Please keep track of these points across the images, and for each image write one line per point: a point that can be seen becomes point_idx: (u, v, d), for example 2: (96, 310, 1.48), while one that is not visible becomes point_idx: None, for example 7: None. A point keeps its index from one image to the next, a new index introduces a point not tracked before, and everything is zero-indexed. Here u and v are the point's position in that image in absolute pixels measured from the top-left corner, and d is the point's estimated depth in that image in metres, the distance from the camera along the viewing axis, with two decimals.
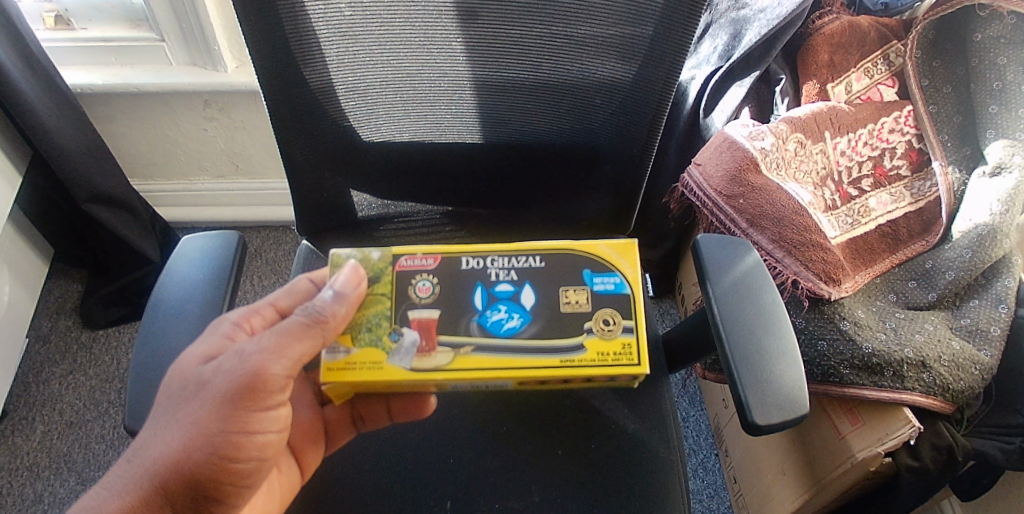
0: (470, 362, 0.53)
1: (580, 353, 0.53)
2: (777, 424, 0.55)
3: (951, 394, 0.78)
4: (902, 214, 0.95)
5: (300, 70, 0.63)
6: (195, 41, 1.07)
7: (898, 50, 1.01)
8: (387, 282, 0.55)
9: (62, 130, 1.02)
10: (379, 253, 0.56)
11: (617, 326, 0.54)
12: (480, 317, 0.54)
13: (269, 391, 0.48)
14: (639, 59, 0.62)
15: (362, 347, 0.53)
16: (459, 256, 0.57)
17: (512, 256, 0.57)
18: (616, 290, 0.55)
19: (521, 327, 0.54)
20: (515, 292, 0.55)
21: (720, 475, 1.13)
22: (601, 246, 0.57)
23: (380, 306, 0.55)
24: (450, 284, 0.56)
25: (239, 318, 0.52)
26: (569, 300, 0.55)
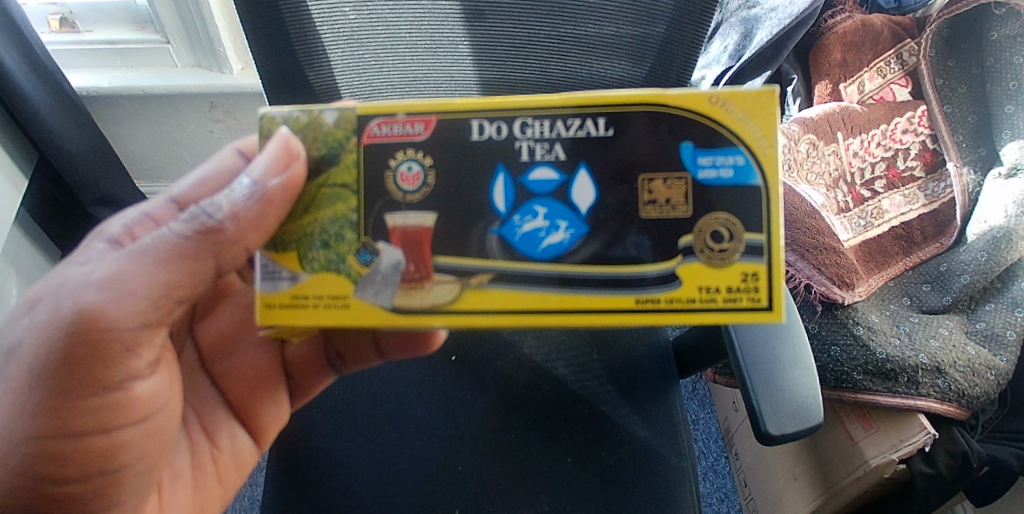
0: (481, 300, 0.41)
1: (673, 290, 0.40)
2: (791, 434, 0.55)
3: (966, 400, 0.77)
4: (916, 216, 0.94)
5: (303, 72, 0.62)
6: (201, 42, 1.08)
7: (911, 49, 0.99)
8: (348, 173, 0.41)
9: (69, 131, 1.02)
10: (335, 116, 0.41)
11: (734, 245, 0.40)
12: (504, 227, 0.41)
13: (108, 358, 0.42)
14: (651, 60, 0.60)
15: (314, 272, 0.42)
16: (467, 118, 0.41)
17: (553, 120, 0.40)
18: (737, 178, 0.39)
19: (571, 243, 0.41)
20: (562, 183, 0.40)
21: (730, 478, 1.12)
22: (713, 98, 0.39)
23: (342, 206, 0.41)
24: (459, 164, 0.41)
25: (119, 232, 0.45)
26: (654, 198, 0.40)
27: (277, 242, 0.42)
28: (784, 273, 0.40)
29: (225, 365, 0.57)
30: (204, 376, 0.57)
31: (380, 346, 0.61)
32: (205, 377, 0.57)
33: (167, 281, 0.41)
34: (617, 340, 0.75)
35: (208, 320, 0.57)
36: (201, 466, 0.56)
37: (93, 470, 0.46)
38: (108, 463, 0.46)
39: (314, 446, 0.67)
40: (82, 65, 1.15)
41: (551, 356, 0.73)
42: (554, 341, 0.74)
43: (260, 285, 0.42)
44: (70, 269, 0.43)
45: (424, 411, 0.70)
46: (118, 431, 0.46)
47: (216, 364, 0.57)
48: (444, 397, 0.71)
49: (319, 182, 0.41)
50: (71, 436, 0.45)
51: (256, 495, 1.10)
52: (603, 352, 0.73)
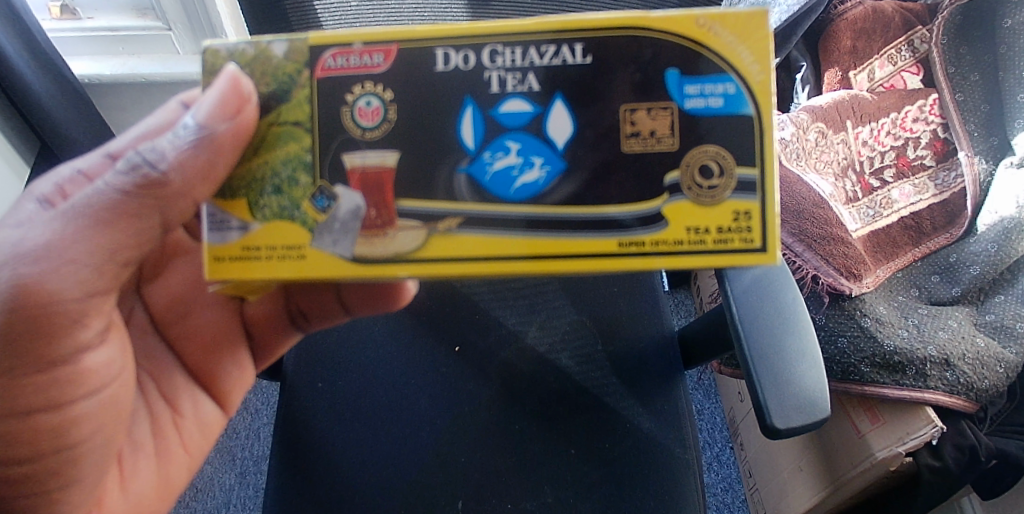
0: (447, 246, 0.40)
1: (660, 231, 0.39)
2: (798, 428, 0.55)
3: (975, 394, 0.75)
4: (925, 206, 0.93)
5: None
6: (202, 29, 1.08)
7: (922, 36, 0.98)
8: (305, 110, 0.40)
9: (71, 118, 1.03)
10: (285, 48, 0.40)
11: (727, 181, 0.39)
12: (473, 165, 0.40)
13: (52, 331, 0.42)
14: None
15: (267, 220, 0.40)
16: (432, 47, 0.39)
17: (520, 47, 0.39)
18: (727, 106, 0.38)
19: (547, 182, 0.39)
20: (535, 115, 0.39)
21: (734, 469, 1.11)
22: (699, 20, 0.38)
23: (296, 143, 0.40)
24: (421, 100, 0.39)
25: (50, 192, 0.45)
26: (637, 131, 0.39)
27: (226, 190, 0.40)
28: (779, 211, 0.38)
29: (180, 328, 0.56)
30: (159, 338, 0.56)
31: (345, 304, 0.60)
32: (159, 340, 0.56)
33: (108, 245, 0.41)
34: (622, 332, 0.74)
35: (157, 282, 0.56)
36: (162, 432, 0.56)
37: (49, 447, 0.45)
38: (61, 441, 0.46)
39: (317, 433, 0.67)
40: (82, 51, 1.14)
41: (555, 345, 0.72)
42: (557, 331, 0.73)
43: (209, 237, 0.40)
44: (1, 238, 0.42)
45: (426, 400, 0.69)
46: (72, 406, 0.45)
47: (171, 327, 0.56)
48: (446, 385, 0.70)
49: (269, 121, 0.40)
50: (23, 415, 0.44)
51: (261, 483, 1.10)
52: (607, 343, 0.73)
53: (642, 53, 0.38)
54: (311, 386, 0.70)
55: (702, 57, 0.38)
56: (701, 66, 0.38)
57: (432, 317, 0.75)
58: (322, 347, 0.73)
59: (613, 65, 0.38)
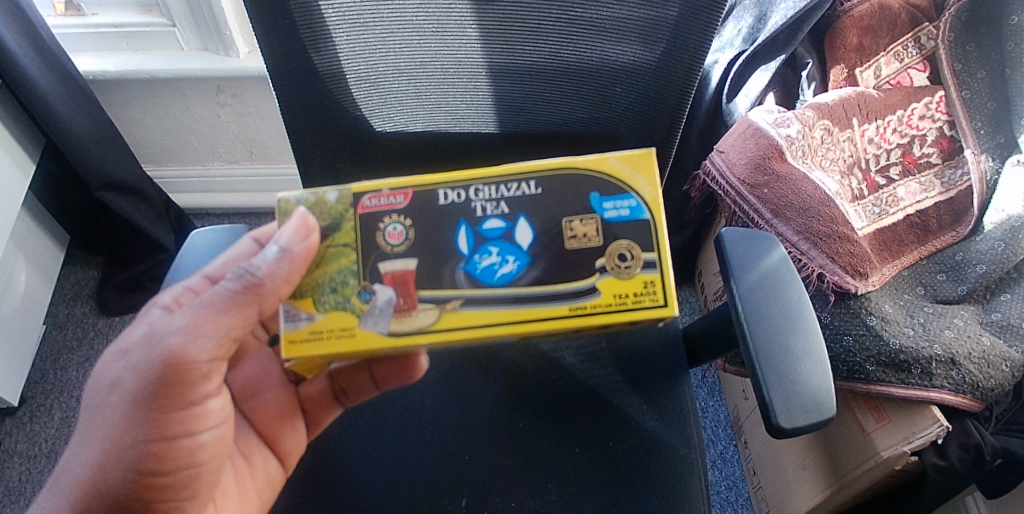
0: (458, 322, 0.47)
1: (594, 298, 0.46)
2: (802, 427, 0.54)
3: (980, 393, 0.76)
4: (932, 204, 0.92)
5: (308, 54, 0.64)
6: (206, 26, 1.08)
7: (929, 33, 0.97)
8: (350, 234, 0.47)
9: (76, 116, 1.03)
10: (335, 195, 0.48)
11: (636, 261, 0.47)
12: (468, 265, 0.47)
13: (189, 382, 0.47)
14: (664, 42, 0.62)
15: (325, 312, 0.47)
16: (433, 189, 0.48)
17: (499, 184, 0.48)
18: (633, 215, 0.47)
19: (520, 273, 0.47)
20: (507, 229, 0.47)
21: (738, 467, 1.11)
22: (609, 161, 0.48)
23: (344, 260, 0.47)
24: (426, 221, 0.48)
25: (169, 301, 0.49)
26: (574, 234, 0.47)
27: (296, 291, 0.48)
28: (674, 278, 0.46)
29: (252, 403, 0.61)
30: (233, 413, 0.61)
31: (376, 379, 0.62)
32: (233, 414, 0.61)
33: (233, 324, 0.47)
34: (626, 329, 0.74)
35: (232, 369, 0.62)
36: (242, 484, 0.59)
37: (181, 466, 0.50)
38: (192, 459, 0.50)
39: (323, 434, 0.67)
40: (87, 48, 1.14)
41: (559, 346, 0.73)
42: None
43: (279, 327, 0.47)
44: (150, 324, 0.48)
45: (431, 398, 0.70)
46: (199, 434, 0.50)
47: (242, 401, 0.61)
48: (452, 386, 0.71)
49: (327, 243, 0.48)
50: (163, 441, 0.48)
51: None
52: (611, 341, 0.73)
53: (573, 184, 0.47)
54: None
55: (609, 182, 0.47)
56: (609, 187, 0.47)
57: None
58: None
59: (558, 191, 0.47)
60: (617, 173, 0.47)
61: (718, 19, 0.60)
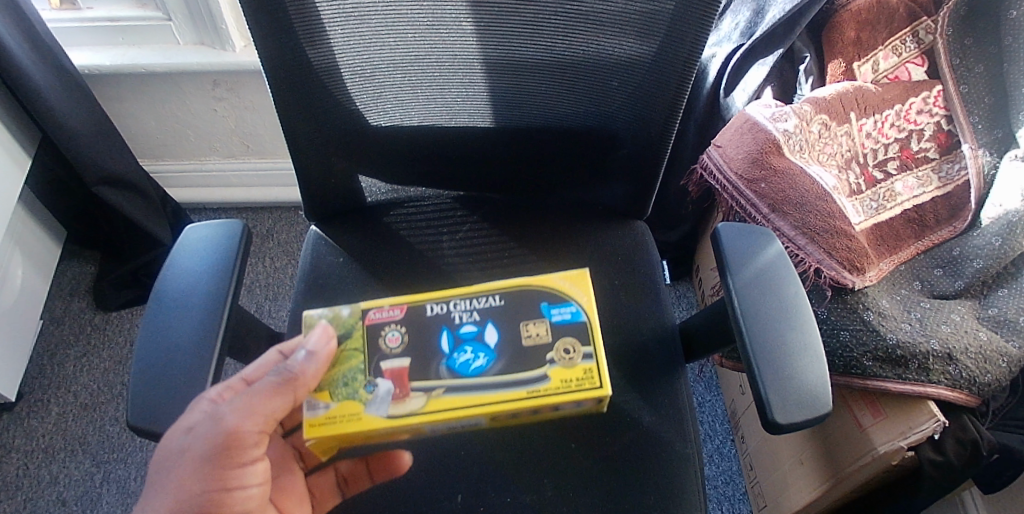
0: (442, 403, 0.55)
1: (544, 382, 0.56)
2: (799, 422, 0.54)
3: (978, 388, 0.75)
4: (929, 199, 0.92)
5: (303, 48, 0.63)
6: (202, 20, 1.07)
7: (927, 27, 0.96)
8: (358, 339, 0.58)
9: (71, 110, 1.02)
10: (349, 310, 0.59)
11: (577, 353, 0.56)
12: (448, 360, 0.56)
13: (245, 447, 0.50)
14: (660, 37, 0.61)
15: (339, 400, 0.55)
16: (423, 305, 0.59)
17: (472, 298, 0.60)
18: (573, 318, 0.58)
19: (489, 364, 0.56)
20: (479, 331, 0.58)
21: (735, 462, 1.11)
22: (554, 280, 0.60)
23: (353, 361, 0.57)
24: (416, 329, 0.58)
25: (215, 393, 0.52)
26: (529, 333, 0.57)
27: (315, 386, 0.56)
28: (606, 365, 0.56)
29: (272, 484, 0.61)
30: None
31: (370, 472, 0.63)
32: None
33: (282, 405, 0.51)
34: (622, 324, 0.74)
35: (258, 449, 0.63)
36: None
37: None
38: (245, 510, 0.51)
39: None
40: (82, 42, 1.14)
41: None
42: None
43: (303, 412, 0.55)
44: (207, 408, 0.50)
45: None
46: (251, 487, 0.52)
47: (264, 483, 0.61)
48: None
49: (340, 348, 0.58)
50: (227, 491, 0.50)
51: None
52: (608, 336, 0.73)
53: (527, 297, 0.59)
54: None
55: (554, 293, 0.59)
56: (556, 298, 0.59)
57: None
58: None
59: (517, 302, 0.59)
60: (561, 287, 0.60)
61: (715, 14, 0.58)
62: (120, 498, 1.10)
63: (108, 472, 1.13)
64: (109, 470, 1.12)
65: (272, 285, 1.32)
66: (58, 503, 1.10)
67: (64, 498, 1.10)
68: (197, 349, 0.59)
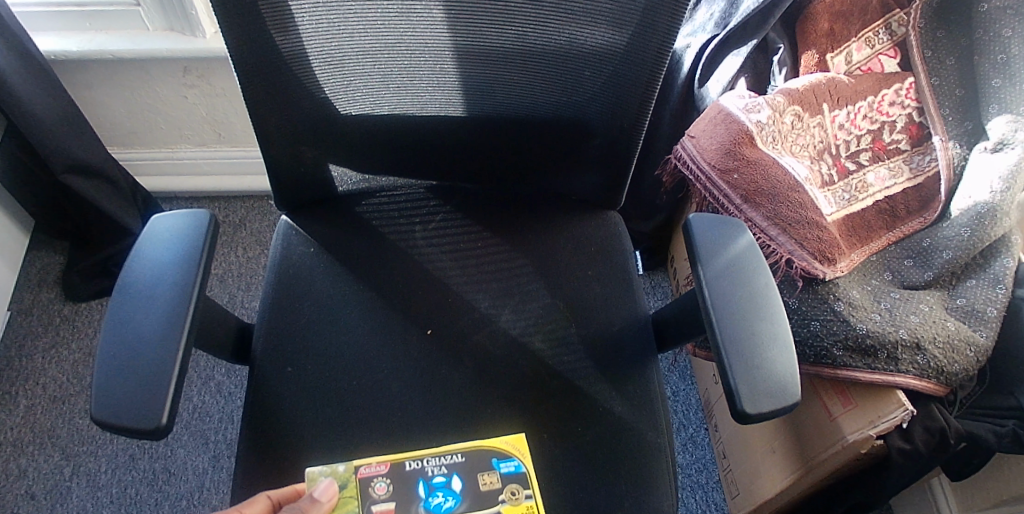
0: None
1: None
2: (767, 413, 0.53)
3: (945, 377, 0.76)
4: (900, 190, 0.93)
5: (269, 33, 0.61)
6: (172, 6, 1.05)
7: (900, 19, 0.96)
8: (353, 489, 0.60)
9: (36, 98, 0.99)
10: (343, 465, 0.61)
11: (520, 493, 0.60)
12: (426, 504, 0.59)
13: None
14: (633, 27, 0.60)
15: None
16: (403, 460, 0.62)
17: (440, 453, 0.62)
18: (517, 469, 0.62)
19: (457, 504, 0.59)
20: (448, 480, 0.61)
21: (709, 450, 1.12)
22: (504, 440, 0.63)
23: (348, 506, 0.59)
24: (397, 478, 0.60)
25: None
26: (486, 481, 0.60)
27: None
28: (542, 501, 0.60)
29: None
30: None
31: None
32: None
33: None
34: (596, 315, 0.73)
35: None
36: None
37: None
38: None
39: (287, 424, 0.65)
40: (46, 27, 1.10)
41: (528, 329, 0.72)
42: (531, 314, 0.73)
43: None
44: None
45: (398, 385, 0.68)
46: None
47: None
48: (417, 371, 0.69)
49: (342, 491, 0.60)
50: None
51: (231, 465, 1.11)
52: (582, 326, 0.72)
53: (486, 449, 0.63)
54: (280, 370, 0.69)
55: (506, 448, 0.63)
56: (507, 451, 0.63)
57: (404, 302, 0.74)
58: (293, 327, 0.71)
59: (477, 452, 0.62)
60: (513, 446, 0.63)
61: (687, 3, 0.58)
62: (91, 491, 1.08)
63: (78, 465, 1.10)
64: (79, 463, 1.10)
65: (245, 275, 1.30)
66: (27, 497, 1.07)
67: (32, 492, 1.07)
68: (163, 339, 0.58)
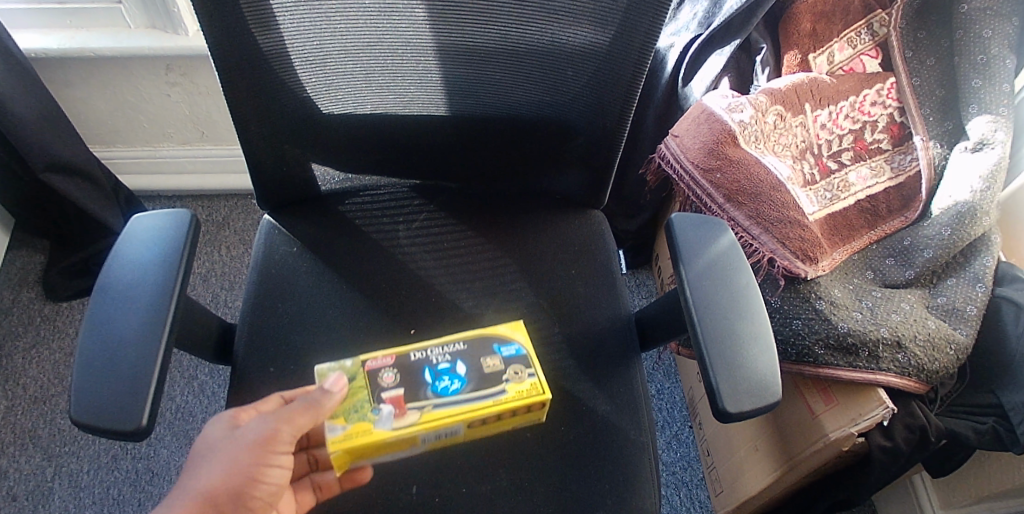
0: (435, 416, 0.59)
1: (504, 395, 0.61)
2: (749, 411, 0.53)
3: (926, 375, 0.77)
4: (882, 189, 0.93)
5: (249, 31, 0.61)
6: (154, 4, 1.04)
7: (881, 20, 0.97)
8: (361, 381, 0.62)
9: (15, 95, 0.98)
10: (350, 361, 0.63)
11: (522, 372, 0.62)
12: (434, 387, 0.61)
13: (275, 446, 0.53)
14: (615, 26, 0.60)
15: (355, 422, 0.58)
16: (407, 352, 0.63)
17: (442, 343, 0.64)
18: (518, 353, 0.64)
19: (464, 385, 0.61)
20: (453, 365, 0.63)
21: (693, 448, 1.12)
22: (502, 329, 0.66)
23: (359, 395, 0.60)
24: (401, 368, 0.62)
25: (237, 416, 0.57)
26: (490, 365, 0.63)
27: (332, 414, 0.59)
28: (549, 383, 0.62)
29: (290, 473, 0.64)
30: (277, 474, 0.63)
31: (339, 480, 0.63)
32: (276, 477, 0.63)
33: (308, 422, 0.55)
34: (579, 313, 0.73)
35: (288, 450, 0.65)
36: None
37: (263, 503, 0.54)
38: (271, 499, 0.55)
39: None
40: (25, 24, 1.08)
41: None
42: (514, 313, 0.73)
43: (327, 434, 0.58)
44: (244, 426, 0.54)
45: None
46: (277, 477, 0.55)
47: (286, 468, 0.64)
48: None
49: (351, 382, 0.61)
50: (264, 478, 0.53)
51: None
52: (565, 325, 0.72)
53: (487, 338, 0.65)
54: (262, 370, 0.68)
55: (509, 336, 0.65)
56: (509, 338, 0.65)
57: (386, 302, 0.73)
58: (275, 327, 0.71)
59: (478, 339, 0.65)
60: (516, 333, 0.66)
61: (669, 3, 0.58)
62: (72, 492, 1.07)
63: (60, 466, 1.09)
64: (60, 464, 1.08)
65: (228, 274, 1.29)
66: (8, 498, 1.05)
67: (13, 494, 1.06)
68: (143, 340, 0.57)
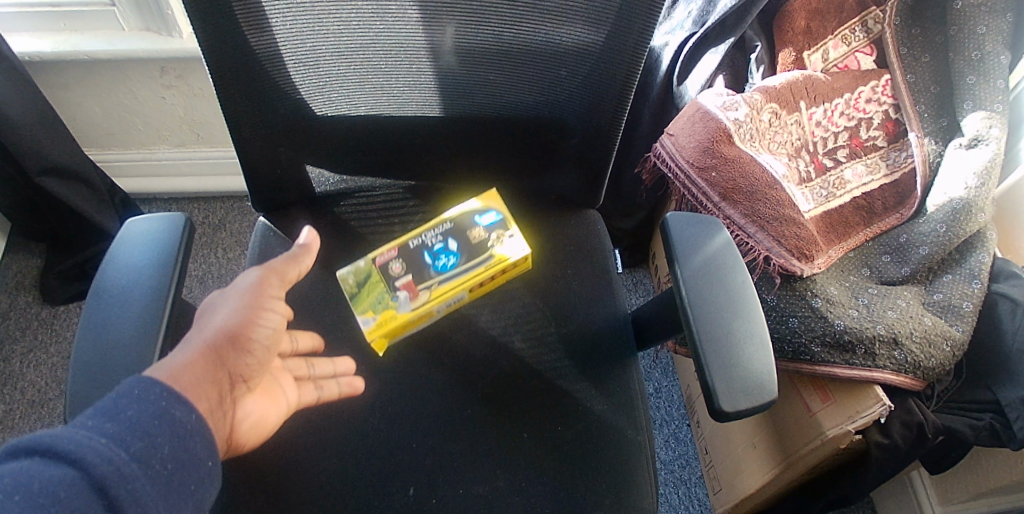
0: (442, 289, 0.71)
1: (492, 261, 0.72)
2: (744, 410, 0.53)
3: (922, 372, 0.77)
4: (877, 186, 0.94)
5: (242, 34, 0.60)
6: (147, 6, 1.03)
7: (875, 17, 0.97)
8: (376, 276, 0.72)
9: (9, 99, 0.98)
10: (362, 262, 0.74)
11: None
12: (435, 267, 0.72)
13: (267, 289, 0.56)
14: (608, 27, 0.60)
15: (381, 312, 0.70)
16: (407, 243, 0.74)
17: (432, 228, 0.75)
18: (497, 219, 0.75)
19: (458, 261, 0.72)
20: (446, 244, 0.74)
21: (691, 446, 1.12)
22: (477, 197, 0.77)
23: (377, 290, 0.71)
24: (405, 257, 0.73)
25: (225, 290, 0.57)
26: (476, 237, 0.74)
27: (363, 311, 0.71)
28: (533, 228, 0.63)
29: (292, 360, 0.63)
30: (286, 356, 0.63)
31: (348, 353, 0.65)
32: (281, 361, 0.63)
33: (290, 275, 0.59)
34: (576, 312, 0.73)
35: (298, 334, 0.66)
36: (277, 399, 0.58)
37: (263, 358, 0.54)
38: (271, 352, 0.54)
39: None
40: (19, 28, 1.08)
41: (507, 329, 0.72)
42: (510, 314, 0.73)
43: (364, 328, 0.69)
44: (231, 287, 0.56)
45: (377, 387, 0.68)
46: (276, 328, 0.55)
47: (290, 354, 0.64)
48: (395, 371, 0.69)
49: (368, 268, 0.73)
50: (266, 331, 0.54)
51: None
52: (562, 325, 0.72)
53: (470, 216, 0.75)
54: None
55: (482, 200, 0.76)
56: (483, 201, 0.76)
57: None
58: None
59: (464, 217, 0.75)
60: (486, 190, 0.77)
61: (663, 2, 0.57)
62: None
63: None
64: None
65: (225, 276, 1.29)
66: None
67: None
68: (138, 344, 0.56)
